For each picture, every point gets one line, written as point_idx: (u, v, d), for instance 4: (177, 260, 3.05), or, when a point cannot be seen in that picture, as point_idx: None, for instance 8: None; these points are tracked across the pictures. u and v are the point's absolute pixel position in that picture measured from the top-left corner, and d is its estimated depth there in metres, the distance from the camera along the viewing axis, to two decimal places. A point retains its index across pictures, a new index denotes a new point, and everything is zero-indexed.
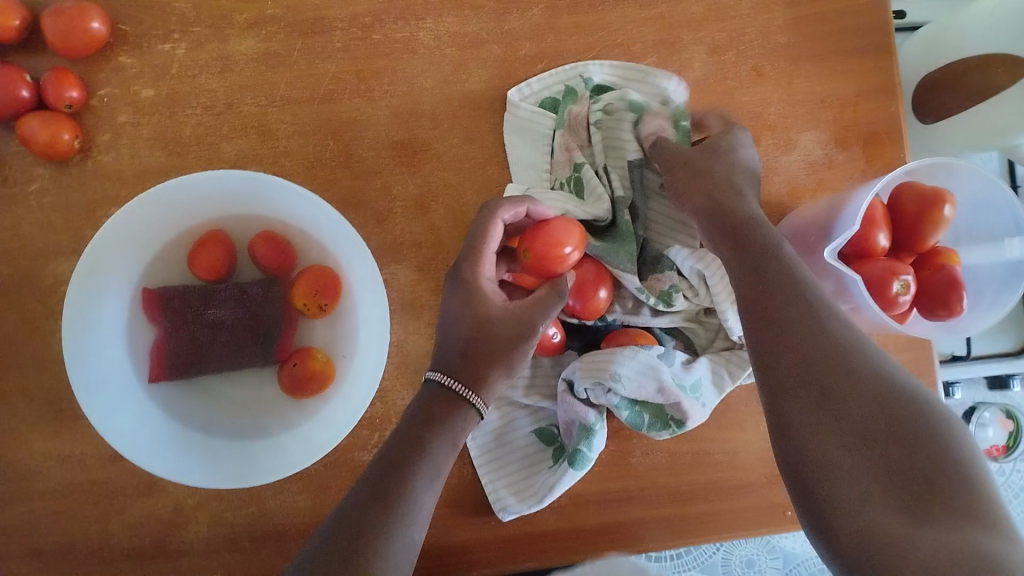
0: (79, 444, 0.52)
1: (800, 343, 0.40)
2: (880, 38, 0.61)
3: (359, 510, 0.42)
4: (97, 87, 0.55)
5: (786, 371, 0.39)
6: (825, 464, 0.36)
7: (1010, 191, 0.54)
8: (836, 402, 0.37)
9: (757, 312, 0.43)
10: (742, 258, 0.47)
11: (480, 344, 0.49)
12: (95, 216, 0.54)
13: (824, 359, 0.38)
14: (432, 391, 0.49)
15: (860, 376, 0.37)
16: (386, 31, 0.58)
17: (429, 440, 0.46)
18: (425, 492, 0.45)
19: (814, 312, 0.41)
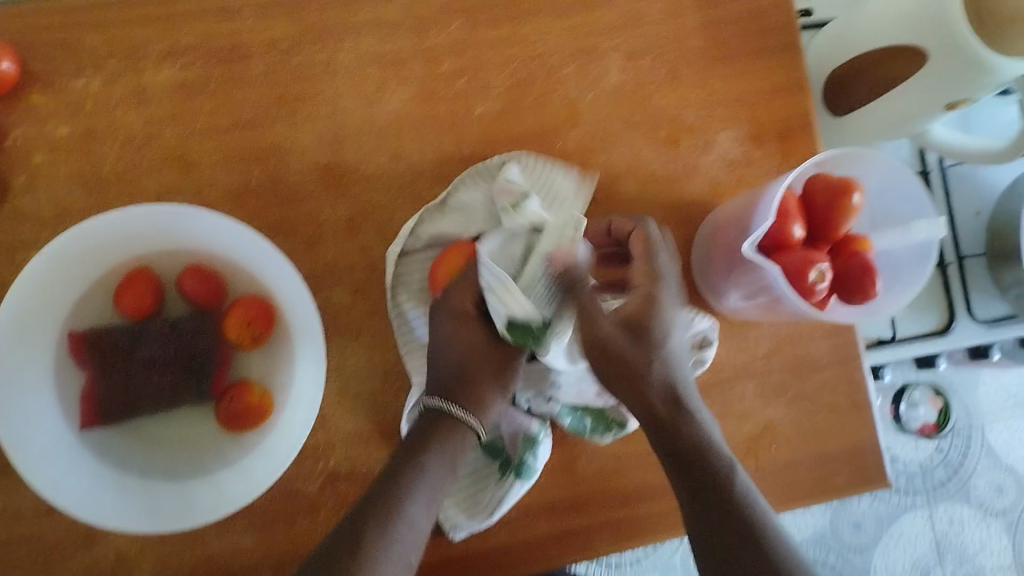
0: (14, 496, 0.54)
1: (712, 511, 0.49)
2: (784, 37, 0.65)
3: (357, 526, 0.47)
4: (9, 128, 0.57)
5: (702, 525, 0.49)
6: None
7: (912, 176, 0.58)
8: (731, 550, 0.47)
9: (688, 487, 0.49)
10: (664, 432, 0.51)
11: (474, 371, 0.54)
12: (14, 259, 0.56)
13: (728, 536, 0.48)
14: (433, 417, 0.53)
15: (746, 527, 0.48)
16: (306, 55, 0.60)
17: (425, 459, 0.51)
18: (419, 513, 0.50)
19: (719, 485, 0.49)
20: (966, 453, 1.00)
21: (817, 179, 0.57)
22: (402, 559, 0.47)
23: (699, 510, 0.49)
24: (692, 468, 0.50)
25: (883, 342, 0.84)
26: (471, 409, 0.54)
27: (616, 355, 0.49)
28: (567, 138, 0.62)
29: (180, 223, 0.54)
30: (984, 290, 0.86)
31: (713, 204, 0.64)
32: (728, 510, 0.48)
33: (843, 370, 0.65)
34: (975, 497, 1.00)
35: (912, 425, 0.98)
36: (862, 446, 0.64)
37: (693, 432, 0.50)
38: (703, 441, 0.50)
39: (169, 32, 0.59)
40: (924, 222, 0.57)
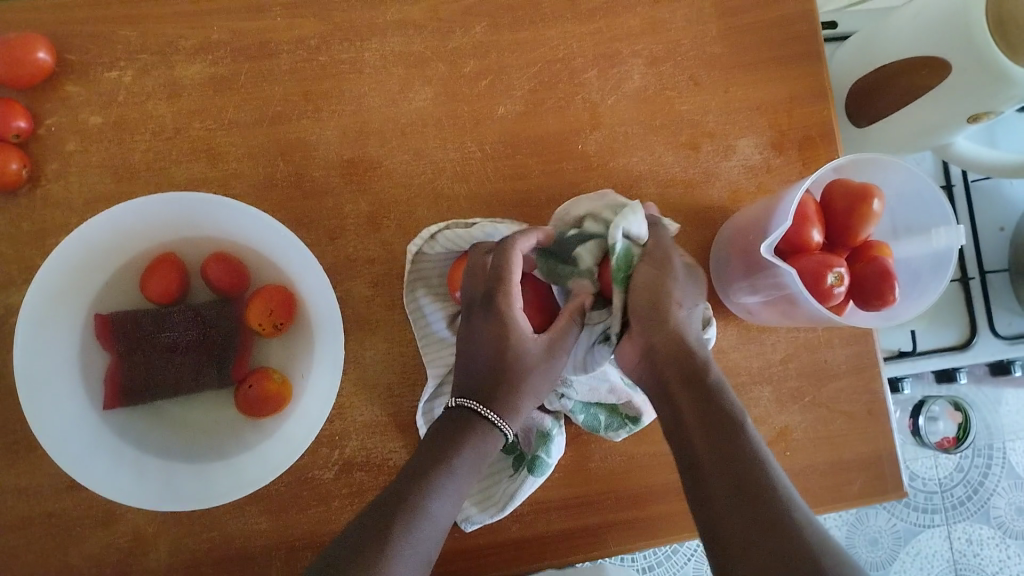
0: (38, 475, 0.56)
1: (725, 461, 0.45)
2: (807, 46, 0.66)
3: (381, 522, 0.45)
4: (44, 116, 0.58)
5: (699, 449, 0.47)
6: (726, 521, 0.43)
7: (933, 183, 0.58)
8: (731, 468, 0.45)
9: (704, 430, 0.47)
10: (668, 364, 0.50)
11: (512, 374, 0.50)
12: (44, 243, 0.57)
13: (737, 481, 0.44)
14: (464, 415, 0.50)
15: (745, 452, 0.45)
16: (332, 52, 0.61)
17: (452, 456, 0.49)
18: (443, 510, 0.47)
19: (733, 437, 0.46)
20: (986, 473, 0.99)
21: (837, 185, 0.57)
22: (421, 557, 0.45)
23: (711, 462, 0.46)
24: (713, 422, 0.47)
25: (902, 355, 0.84)
26: (504, 415, 0.50)
27: (660, 315, 0.51)
28: (587, 140, 0.63)
29: (206, 212, 0.55)
30: (1007, 306, 0.86)
31: (732, 209, 0.64)
32: (744, 458, 0.45)
33: (860, 379, 0.64)
34: (994, 517, 0.99)
35: (931, 440, 0.95)
36: (878, 455, 0.64)
37: (716, 397, 0.48)
38: (724, 404, 0.48)
39: (201, 27, 0.60)
40: (944, 229, 0.58)
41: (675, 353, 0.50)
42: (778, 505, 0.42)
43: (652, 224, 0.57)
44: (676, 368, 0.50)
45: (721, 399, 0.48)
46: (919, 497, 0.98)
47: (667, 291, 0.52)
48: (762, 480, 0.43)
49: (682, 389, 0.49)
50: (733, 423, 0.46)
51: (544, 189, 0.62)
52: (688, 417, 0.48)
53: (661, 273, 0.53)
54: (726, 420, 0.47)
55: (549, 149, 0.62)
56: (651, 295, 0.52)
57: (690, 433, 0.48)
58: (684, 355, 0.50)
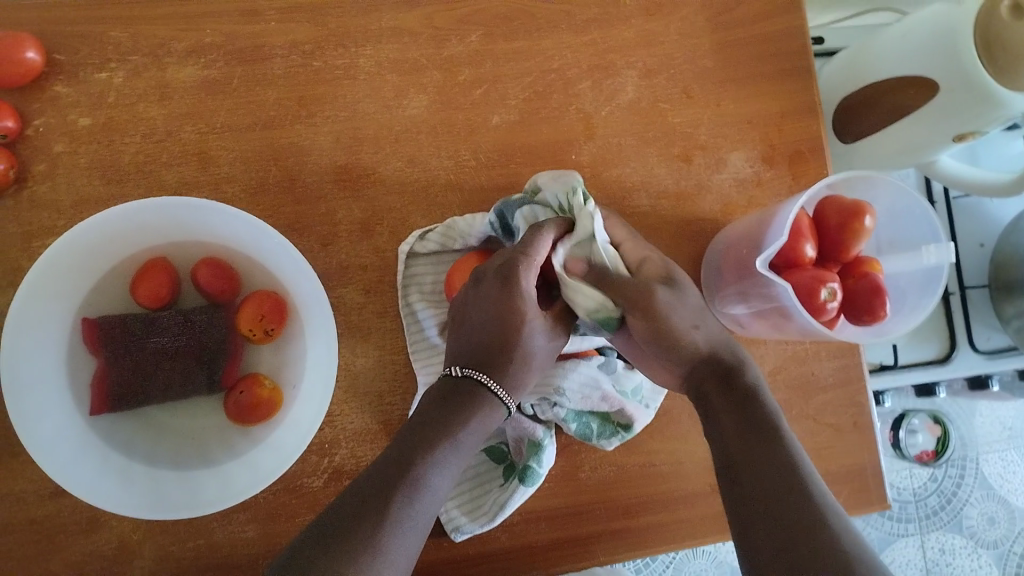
0: (21, 481, 0.54)
1: (759, 463, 0.45)
2: (798, 62, 0.66)
3: (382, 493, 0.44)
4: (32, 116, 0.58)
5: (735, 450, 0.47)
6: (762, 515, 0.43)
7: (924, 200, 0.58)
8: (765, 469, 0.45)
9: (740, 432, 0.48)
10: (713, 375, 0.51)
11: (519, 350, 0.51)
12: (30, 246, 0.56)
13: (770, 482, 0.44)
14: (469, 387, 0.50)
15: (780, 454, 0.45)
16: (327, 58, 0.61)
17: (456, 431, 0.48)
18: (444, 485, 0.47)
19: (771, 439, 0.46)
20: (959, 483, 1.01)
21: (831, 202, 0.58)
22: (419, 532, 0.45)
23: (746, 458, 0.46)
24: (749, 425, 0.48)
25: (885, 367, 0.85)
26: (509, 389, 0.51)
27: (675, 341, 0.53)
28: (581, 151, 0.63)
29: (200, 216, 0.54)
30: (986, 322, 0.87)
31: (723, 222, 0.64)
32: (775, 458, 0.45)
33: (846, 392, 0.65)
34: (967, 527, 1.00)
35: (910, 452, 0.96)
36: (862, 468, 0.65)
37: (754, 402, 0.49)
38: (762, 409, 0.49)
39: (193, 29, 0.60)
40: (933, 247, 0.59)
41: (702, 366, 0.52)
42: (811, 511, 0.42)
43: (595, 277, 0.53)
44: (706, 375, 0.52)
45: (759, 402, 0.49)
46: (894, 507, 1.00)
47: (668, 322, 0.53)
48: (796, 479, 0.44)
49: (718, 397, 0.50)
50: (771, 427, 0.47)
51: None
52: (722, 419, 0.49)
53: (653, 314, 0.52)
54: (765, 426, 0.47)
55: (544, 159, 0.62)
56: (659, 334, 0.53)
57: (725, 431, 0.49)
58: (712, 362, 0.52)
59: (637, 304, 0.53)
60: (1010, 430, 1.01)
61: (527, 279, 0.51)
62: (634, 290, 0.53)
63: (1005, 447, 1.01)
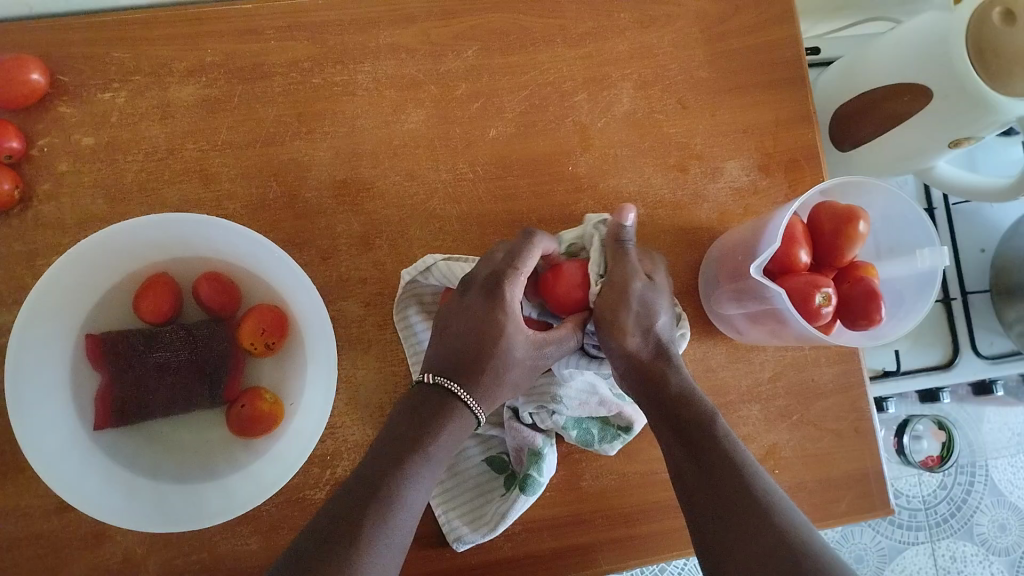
0: (26, 496, 0.55)
1: (704, 470, 0.47)
2: (792, 71, 0.67)
3: (353, 511, 0.44)
4: (37, 136, 0.59)
5: (681, 459, 0.48)
6: (714, 524, 0.44)
7: (918, 206, 0.59)
8: (711, 476, 0.46)
9: (680, 441, 0.49)
10: (641, 382, 0.52)
11: (495, 363, 0.51)
12: (35, 263, 0.57)
13: (716, 490, 0.45)
14: (439, 396, 0.50)
15: (720, 456, 0.47)
16: (325, 75, 0.62)
17: (427, 443, 0.48)
18: (419, 497, 0.47)
19: (709, 442, 0.48)
20: (969, 490, 1.00)
21: (825, 207, 0.59)
22: (394, 549, 0.44)
23: (693, 466, 0.47)
24: (685, 435, 0.49)
25: (887, 374, 0.85)
26: (480, 401, 0.51)
27: (620, 323, 0.53)
28: (578, 162, 0.64)
29: (200, 231, 0.55)
30: (989, 326, 0.87)
31: (720, 230, 0.65)
32: (716, 461, 0.47)
33: (847, 398, 0.65)
34: (978, 534, 1.00)
35: (915, 458, 0.95)
36: (866, 473, 0.64)
37: (685, 403, 0.50)
38: (693, 412, 0.49)
39: (194, 49, 0.61)
40: (927, 251, 0.59)
41: (635, 359, 0.53)
42: (758, 511, 0.43)
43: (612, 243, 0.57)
44: (635, 367, 0.53)
45: (687, 401, 0.50)
46: (904, 515, 0.99)
47: (621, 313, 0.53)
48: (740, 481, 0.45)
49: (652, 409, 0.51)
50: (702, 433, 0.48)
51: (534, 211, 0.63)
52: (659, 426, 0.51)
53: (614, 299, 0.54)
54: (699, 430, 0.48)
55: (541, 170, 0.63)
56: (615, 296, 0.54)
57: (668, 445, 0.50)
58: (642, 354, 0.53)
59: (620, 280, 0.55)
60: (1019, 435, 1.00)
61: (509, 291, 0.52)
62: (618, 261, 0.56)
63: (1014, 453, 1.00)
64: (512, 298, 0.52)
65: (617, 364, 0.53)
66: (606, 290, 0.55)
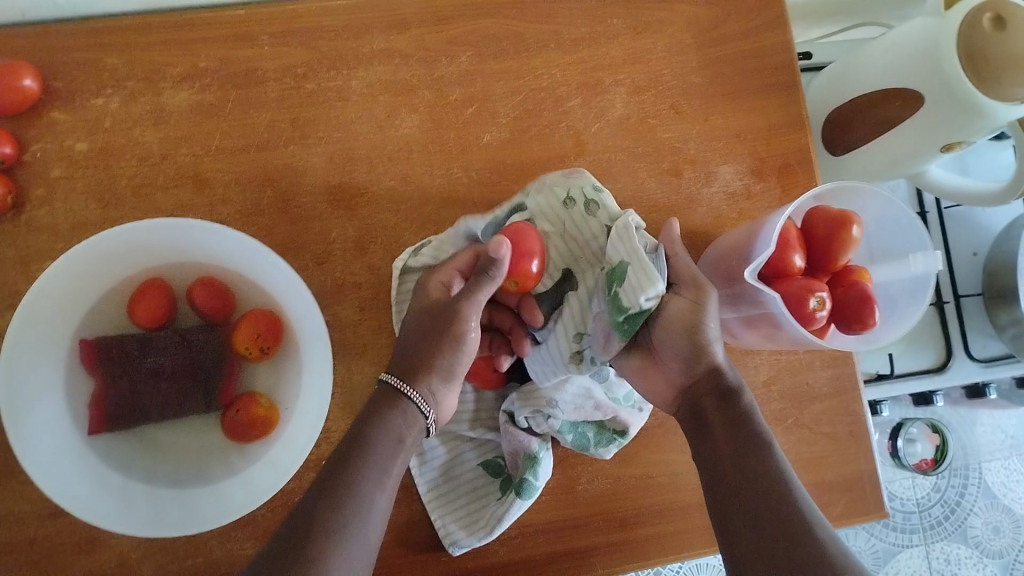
0: (19, 502, 0.55)
1: (749, 477, 0.47)
2: (784, 76, 0.67)
3: (316, 509, 0.44)
4: (30, 142, 0.59)
5: (726, 465, 0.49)
6: (752, 532, 0.45)
7: (911, 211, 0.60)
8: (754, 486, 0.47)
9: (731, 445, 0.49)
10: (709, 391, 0.53)
11: (433, 351, 0.53)
12: (28, 269, 0.57)
13: (761, 498, 0.46)
14: (384, 391, 0.52)
15: (769, 469, 0.47)
16: (320, 80, 0.62)
17: (370, 437, 0.49)
18: (379, 491, 0.47)
19: (762, 454, 0.48)
20: (963, 493, 1.00)
21: (817, 212, 0.59)
22: (363, 543, 0.45)
23: (738, 472, 0.48)
24: (742, 442, 0.49)
25: (881, 377, 0.85)
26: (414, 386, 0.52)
27: (698, 349, 0.53)
28: (572, 167, 0.64)
29: (195, 236, 0.55)
30: (982, 329, 0.88)
31: (714, 234, 0.65)
32: (766, 471, 0.47)
33: (841, 401, 0.65)
34: (971, 537, 1.00)
35: (909, 461, 0.95)
36: (860, 476, 0.65)
37: (746, 418, 0.51)
38: (753, 426, 0.50)
39: (188, 55, 0.61)
40: (921, 254, 0.60)
41: (707, 379, 0.53)
42: (803, 527, 0.44)
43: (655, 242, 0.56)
44: (707, 391, 0.53)
45: (752, 421, 0.50)
46: (898, 518, 0.99)
47: (705, 325, 0.53)
48: (788, 495, 0.46)
49: (712, 415, 0.52)
50: (759, 444, 0.49)
51: None
52: (713, 431, 0.51)
53: (701, 314, 0.53)
54: (756, 440, 0.49)
55: (535, 175, 0.63)
56: (688, 336, 0.53)
57: (716, 449, 0.50)
58: (715, 378, 0.53)
59: (705, 295, 0.54)
60: (1012, 438, 1.01)
61: (441, 281, 0.56)
62: (691, 273, 0.55)
63: (1007, 456, 1.01)
64: (439, 288, 0.56)
65: (685, 373, 0.54)
66: (683, 310, 0.54)
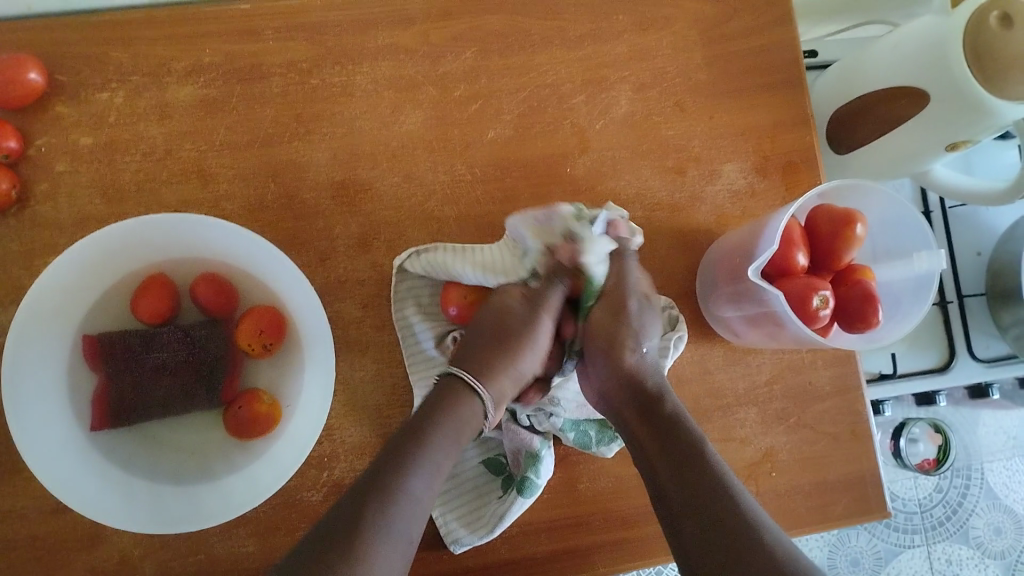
0: (22, 497, 0.55)
1: (690, 482, 0.50)
2: (790, 73, 0.67)
3: (364, 497, 0.46)
4: (34, 136, 0.59)
5: (666, 474, 0.52)
6: (702, 539, 0.47)
7: (916, 209, 0.59)
8: (700, 497, 0.49)
9: (665, 455, 0.52)
10: (633, 403, 0.56)
11: (506, 348, 0.57)
12: (31, 263, 0.57)
13: (704, 504, 0.49)
14: (450, 389, 0.54)
15: (711, 478, 0.50)
16: (324, 76, 0.62)
17: (430, 435, 0.50)
18: (427, 486, 0.49)
19: (697, 462, 0.51)
20: (965, 493, 1.00)
21: (822, 211, 0.59)
22: (407, 533, 0.46)
23: (678, 482, 0.51)
24: (674, 449, 0.52)
25: (884, 377, 0.85)
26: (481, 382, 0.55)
27: (620, 358, 0.59)
28: (576, 164, 0.64)
29: (198, 232, 0.55)
30: (985, 330, 0.87)
31: (718, 232, 0.65)
32: (703, 477, 0.50)
33: (844, 400, 0.65)
34: (973, 538, 1.00)
35: (912, 461, 0.95)
36: (862, 476, 0.65)
37: (674, 422, 0.54)
38: (684, 431, 0.53)
39: (193, 49, 0.61)
40: (925, 253, 0.60)
41: (625, 386, 0.57)
42: (747, 528, 0.47)
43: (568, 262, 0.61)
44: (630, 400, 0.56)
45: (680, 427, 0.54)
46: (900, 518, 0.99)
47: (629, 336, 0.59)
48: (728, 500, 0.49)
49: (638, 423, 0.55)
50: (691, 449, 0.52)
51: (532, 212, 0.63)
52: (643, 440, 0.54)
53: (619, 323, 0.60)
54: (687, 446, 0.52)
55: (539, 172, 0.63)
56: (609, 346, 0.60)
57: (650, 458, 0.53)
58: (636, 386, 0.57)
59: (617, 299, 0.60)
60: (1015, 439, 1.01)
61: (516, 290, 0.59)
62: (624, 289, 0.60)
63: (1010, 456, 1.00)
64: (517, 298, 0.59)
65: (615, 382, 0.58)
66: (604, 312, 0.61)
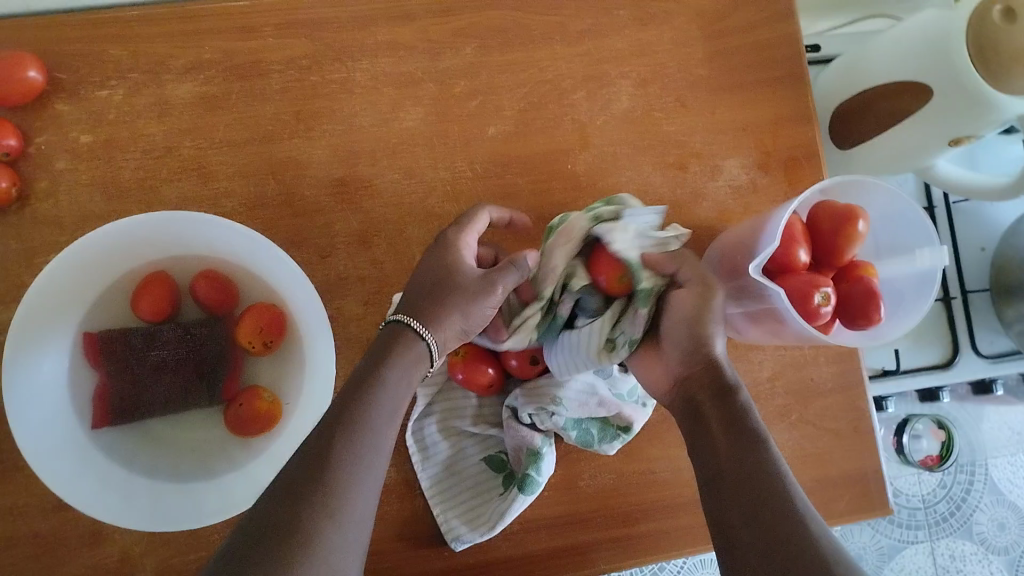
0: (24, 495, 0.55)
1: (745, 468, 0.45)
2: (791, 69, 0.67)
3: (321, 439, 0.44)
4: (34, 134, 0.59)
5: (722, 457, 0.47)
6: (748, 532, 0.43)
7: (918, 206, 0.59)
8: (753, 485, 0.44)
9: (726, 436, 0.47)
10: (709, 387, 0.50)
11: (441, 286, 0.51)
12: (32, 261, 0.57)
13: (754, 493, 0.44)
14: (396, 330, 0.50)
15: (766, 466, 0.45)
16: (323, 72, 0.62)
17: (380, 375, 0.47)
18: (385, 426, 0.46)
19: (756, 445, 0.46)
20: (969, 489, 1.00)
21: (823, 206, 0.59)
22: (371, 471, 0.44)
23: (732, 468, 0.46)
24: (735, 431, 0.47)
25: (887, 373, 0.85)
26: (428, 325, 0.51)
27: (697, 338, 0.51)
28: (577, 160, 0.63)
29: (200, 230, 0.55)
30: (989, 326, 0.87)
31: (719, 229, 0.64)
32: (758, 462, 0.45)
33: (846, 397, 0.65)
34: (977, 533, 1.00)
35: (914, 458, 0.95)
36: (864, 472, 0.64)
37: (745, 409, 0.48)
38: (747, 415, 0.48)
39: (192, 46, 0.60)
40: (928, 251, 0.59)
41: (703, 371, 0.51)
42: (796, 522, 0.42)
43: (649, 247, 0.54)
44: (704, 386, 0.51)
45: (749, 418, 0.48)
46: (903, 514, 0.99)
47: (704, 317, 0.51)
48: (780, 489, 0.43)
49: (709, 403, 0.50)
50: (753, 433, 0.47)
51: (533, 209, 0.63)
52: (709, 423, 0.49)
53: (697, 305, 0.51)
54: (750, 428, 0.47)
55: (540, 168, 0.63)
56: (687, 323, 0.52)
57: (711, 439, 0.48)
58: (713, 372, 0.50)
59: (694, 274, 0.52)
60: (1020, 434, 1.00)
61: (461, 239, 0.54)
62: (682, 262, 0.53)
63: (1014, 452, 1.00)
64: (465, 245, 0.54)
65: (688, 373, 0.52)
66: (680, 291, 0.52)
